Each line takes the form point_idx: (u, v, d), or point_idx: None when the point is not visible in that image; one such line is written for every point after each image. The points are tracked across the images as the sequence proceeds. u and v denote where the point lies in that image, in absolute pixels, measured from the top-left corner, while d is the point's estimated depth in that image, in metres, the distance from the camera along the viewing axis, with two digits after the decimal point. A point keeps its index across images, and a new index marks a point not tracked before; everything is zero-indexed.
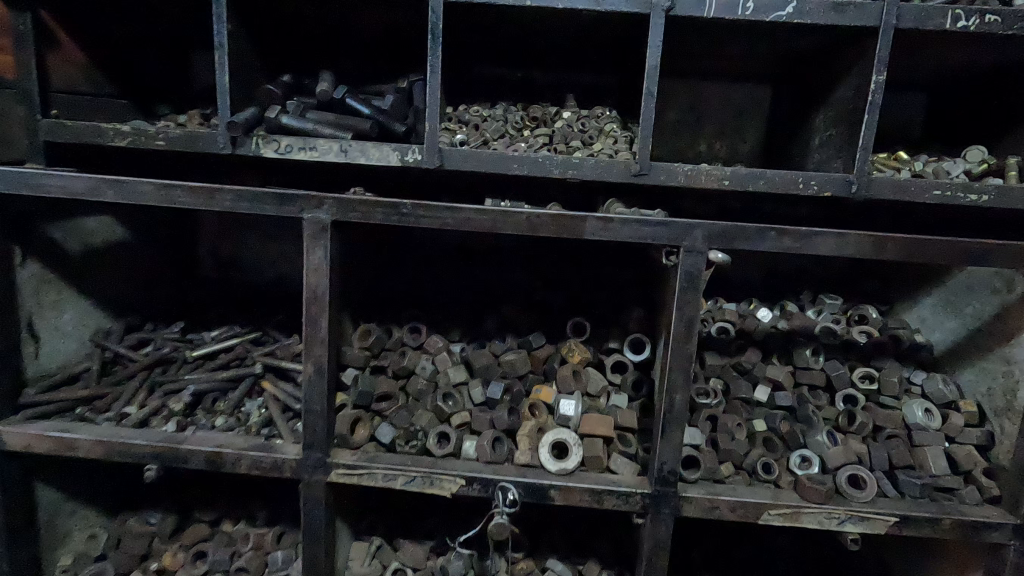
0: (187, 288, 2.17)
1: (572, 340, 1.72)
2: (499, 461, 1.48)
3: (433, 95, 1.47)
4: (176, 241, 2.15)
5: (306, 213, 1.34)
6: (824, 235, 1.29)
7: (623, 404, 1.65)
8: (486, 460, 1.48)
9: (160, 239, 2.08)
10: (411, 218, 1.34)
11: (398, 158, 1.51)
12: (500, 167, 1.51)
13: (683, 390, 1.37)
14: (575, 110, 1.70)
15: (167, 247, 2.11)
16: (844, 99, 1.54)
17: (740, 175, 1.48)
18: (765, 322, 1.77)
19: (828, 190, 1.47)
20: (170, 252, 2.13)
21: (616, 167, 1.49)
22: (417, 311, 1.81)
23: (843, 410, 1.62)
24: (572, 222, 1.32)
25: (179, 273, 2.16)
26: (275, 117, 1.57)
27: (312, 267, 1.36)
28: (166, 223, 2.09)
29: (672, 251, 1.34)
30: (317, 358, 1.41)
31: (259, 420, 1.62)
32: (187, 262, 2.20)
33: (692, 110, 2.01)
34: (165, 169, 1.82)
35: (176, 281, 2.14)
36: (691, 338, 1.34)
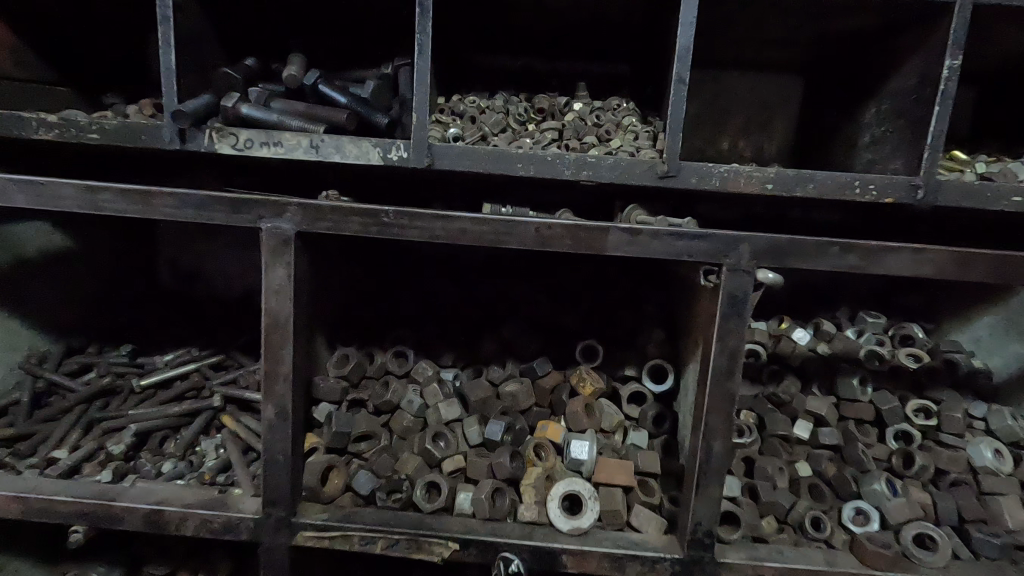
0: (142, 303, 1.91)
1: (584, 367, 1.48)
2: (500, 520, 1.24)
3: (422, 83, 1.24)
4: (130, 250, 1.89)
5: (264, 222, 1.09)
6: (897, 250, 1.06)
7: (642, 443, 1.42)
8: (484, 519, 1.23)
9: (109, 248, 1.82)
10: (394, 228, 1.09)
11: (380, 156, 1.28)
12: (502, 166, 1.27)
13: (724, 437, 1.14)
14: (587, 101, 1.47)
15: (121, 258, 1.85)
16: (903, 90, 1.32)
17: (785, 178, 1.25)
18: (803, 344, 1.54)
19: (890, 196, 1.24)
20: (124, 263, 1.86)
21: (640, 167, 1.26)
22: (405, 332, 1.59)
23: (896, 450, 1.40)
24: (591, 234, 1.08)
25: (132, 287, 1.90)
26: (232, 107, 1.30)
27: (272, 288, 1.11)
28: (121, 229, 1.82)
29: (712, 270, 1.12)
30: (279, 398, 1.15)
31: (215, 466, 1.37)
32: (142, 274, 1.94)
33: (714, 105, 1.78)
34: (110, 167, 1.56)
35: (128, 295, 1.88)
36: (734, 374, 1.12)
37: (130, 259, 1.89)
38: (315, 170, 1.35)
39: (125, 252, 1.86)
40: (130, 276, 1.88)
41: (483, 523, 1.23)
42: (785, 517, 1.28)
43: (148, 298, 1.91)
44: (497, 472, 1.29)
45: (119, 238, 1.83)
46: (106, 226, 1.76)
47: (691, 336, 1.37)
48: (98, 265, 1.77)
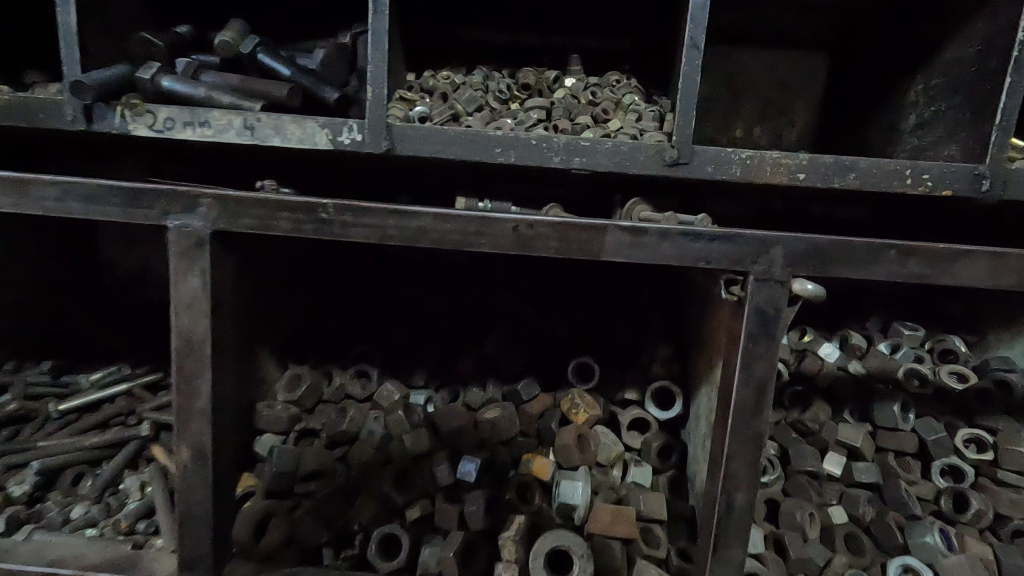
0: None
1: (576, 390, 1.26)
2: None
3: (379, 50, 1.03)
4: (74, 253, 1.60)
5: (170, 219, 0.86)
6: (970, 255, 0.85)
7: (645, 481, 1.20)
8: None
9: None
10: (335, 227, 0.86)
11: (328, 139, 1.05)
12: (476, 152, 1.05)
13: (748, 486, 0.92)
14: (581, 76, 1.25)
15: (63, 261, 1.57)
16: (961, 61, 1.10)
17: (820, 165, 1.03)
18: (830, 361, 1.30)
19: (948, 187, 1.02)
20: (67, 268, 1.58)
21: (644, 152, 1.03)
22: (370, 346, 1.36)
23: (946, 489, 1.19)
24: (584, 233, 0.86)
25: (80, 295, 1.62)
26: (151, 80, 1.08)
27: (183, 300, 0.88)
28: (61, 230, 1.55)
29: (735, 280, 0.90)
30: (196, 436, 0.93)
31: (134, 511, 1.15)
32: (90, 279, 1.66)
33: (727, 85, 1.54)
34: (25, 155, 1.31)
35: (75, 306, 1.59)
36: (763, 410, 0.90)
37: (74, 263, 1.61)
38: (253, 155, 1.13)
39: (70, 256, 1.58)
40: (72, 283, 1.60)
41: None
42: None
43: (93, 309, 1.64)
44: (470, 522, 1.07)
45: (61, 240, 1.55)
46: (42, 226, 1.48)
47: (705, 357, 1.15)
48: (40, 269, 1.50)
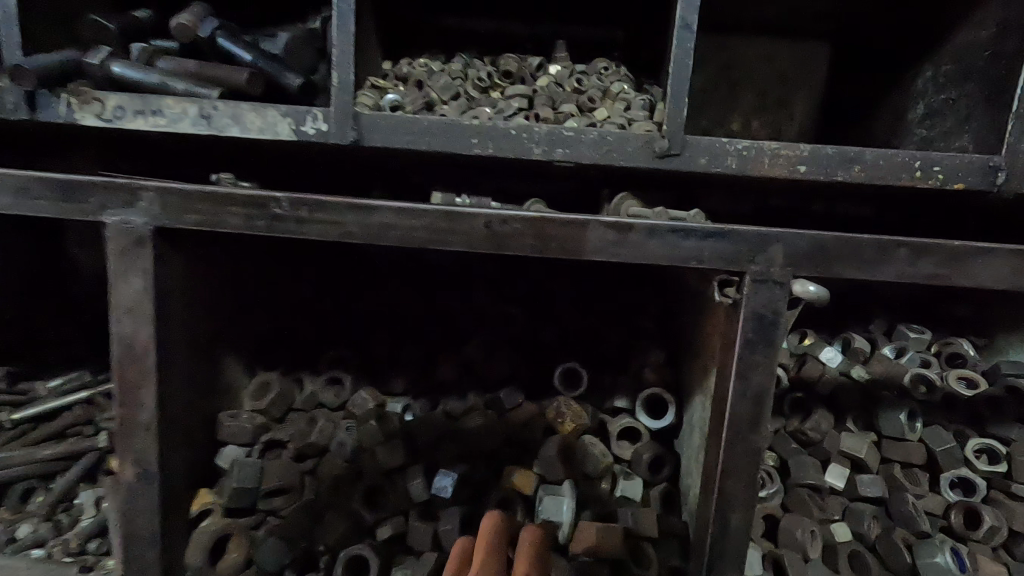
0: None
1: (562, 398, 1.18)
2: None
3: (344, 32, 0.95)
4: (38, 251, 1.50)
5: (108, 214, 0.78)
6: (987, 253, 0.77)
7: (636, 495, 1.12)
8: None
9: None
10: (290, 223, 0.78)
11: (290, 129, 0.97)
12: (450, 143, 0.97)
13: (744, 506, 0.85)
14: (567, 63, 1.17)
15: None
16: (976, 45, 1.02)
17: (823, 156, 0.95)
18: (833, 366, 1.21)
19: (961, 181, 0.94)
20: None
21: (632, 142, 0.96)
22: (344, 352, 1.28)
23: (957, 503, 1.11)
24: (564, 230, 0.78)
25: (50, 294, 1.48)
26: (99, 65, 1.00)
27: (125, 304, 0.80)
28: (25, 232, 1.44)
29: (730, 281, 0.82)
30: (142, 453, 0.85)
31: (87, 530, 1.07)
32: (64, 279, 1.51)
33: (724, 75, 1.46)
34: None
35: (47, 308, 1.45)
36: (761, 423, 0.82)
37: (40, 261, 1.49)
38: (213, 146, 1.05)
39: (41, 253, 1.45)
40: None
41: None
42: None
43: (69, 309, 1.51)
44: (449, 538, 1.01)
45: (28, 240, 1.41)
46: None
47: (699, 363, 1.07)
48: (7, 270, 1.36)
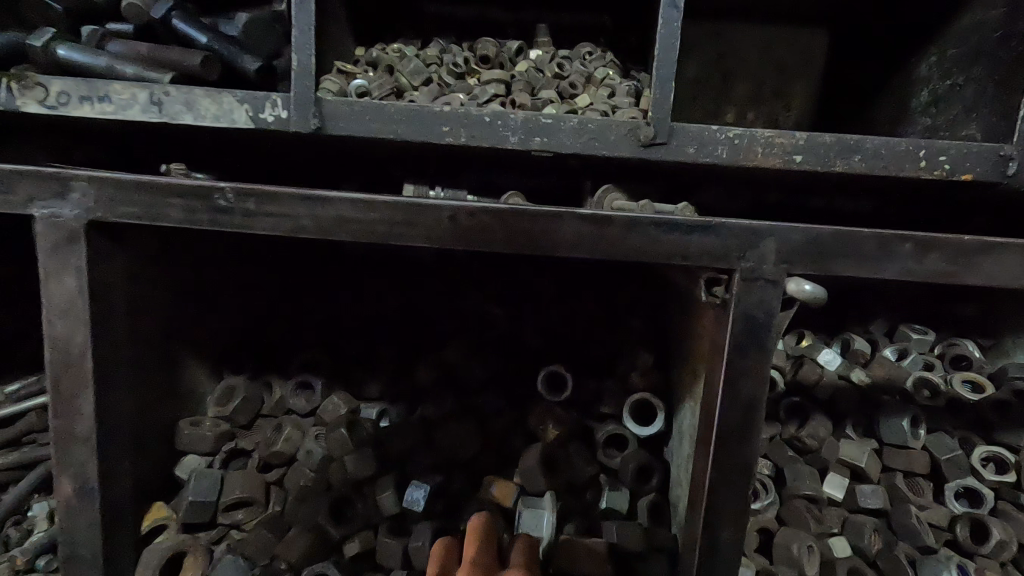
0: None
1: (544, 404, 1.12)
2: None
3: (304, 12, 0.88)
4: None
5: (37, 207, 0.72)
6: (999, 249, 0.71)
7: (622, 505, 1.05)
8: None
9: None
10: (236, 217, 0.72)
11: (247, 116, 0.90)
12: (418, 131, 0.90)
13: (735, 523, 0.78)
14: (548, 48, 1.10)
15: None
16: (986, 26, 0.96)
17: (820, 145, 0.88)
18: (831, 369, 1.15)
19: (969, 171, 0.88)
20: None
21: (614, 130, 0.89)
22: (315, 354, 1.22)
23: (964, 516, 1.04)
24: (537, 224, 0.71)
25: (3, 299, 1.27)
26: (43, 48, 0.93)
27: (56, 305, 0.73)
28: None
29: (719, 280, 0.75)
30: (80, 466, 0.78)
31: (35, 546, 1.00)
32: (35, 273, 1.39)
33: (718, 64, 1.39)
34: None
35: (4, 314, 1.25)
36: (752, 434, 0.75)
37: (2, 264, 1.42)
38: (168, 135, 0.98)
39: None
40: None
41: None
42: None
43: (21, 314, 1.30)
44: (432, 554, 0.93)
45: None
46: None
47: (688, 368, 1.01)
48: None
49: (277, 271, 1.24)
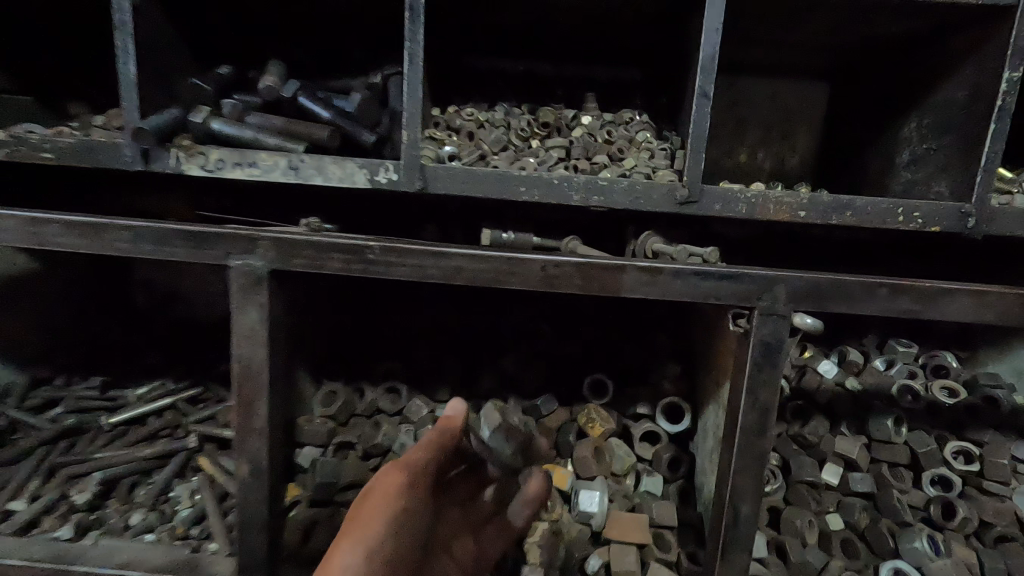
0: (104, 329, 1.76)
1: (593, 405, 1.35)
2: (543, 482, 1.11)
3: (413, 97, 1.11)
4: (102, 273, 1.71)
5: (232, 260, 0.96)
6: (957, 292, 0.94)
7: (657, 490, 1.29)
8: (534, 494, 1.10)
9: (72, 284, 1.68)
10: (380, 266, 0.96)
11: (366, 178, 1.14)
12: (503, 189, 1.13)
13: (752, 498, 1.02)
14: (596, 113, 1.34)
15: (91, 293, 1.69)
16: (952, 102, 1.18)
17: (820, 203, 1.12)
18: (830, 377, 1.41)
19: (938, 224, 1.10)
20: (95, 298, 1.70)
21: (657, 191, 1.12)
22: (397, 363, 1.46)
23: (936, 497, 1.27)
24: (605, 272, 0.95)
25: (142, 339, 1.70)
26: (202, 123, 1.17)
27: (243, 332, 0.98)
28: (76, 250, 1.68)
29: (742, 313, 0.99)
30: (253, 453, 1.03)
31: (188, 518, 1.25)
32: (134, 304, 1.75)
33: (733, 113, 1.62)
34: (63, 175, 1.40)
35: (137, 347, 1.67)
36: (764, 430, 0.99)
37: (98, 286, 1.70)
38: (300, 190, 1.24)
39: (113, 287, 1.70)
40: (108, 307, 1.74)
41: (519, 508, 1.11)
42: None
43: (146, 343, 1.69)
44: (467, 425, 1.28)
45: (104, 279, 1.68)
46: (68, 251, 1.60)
47: (712, 376, 1.24)
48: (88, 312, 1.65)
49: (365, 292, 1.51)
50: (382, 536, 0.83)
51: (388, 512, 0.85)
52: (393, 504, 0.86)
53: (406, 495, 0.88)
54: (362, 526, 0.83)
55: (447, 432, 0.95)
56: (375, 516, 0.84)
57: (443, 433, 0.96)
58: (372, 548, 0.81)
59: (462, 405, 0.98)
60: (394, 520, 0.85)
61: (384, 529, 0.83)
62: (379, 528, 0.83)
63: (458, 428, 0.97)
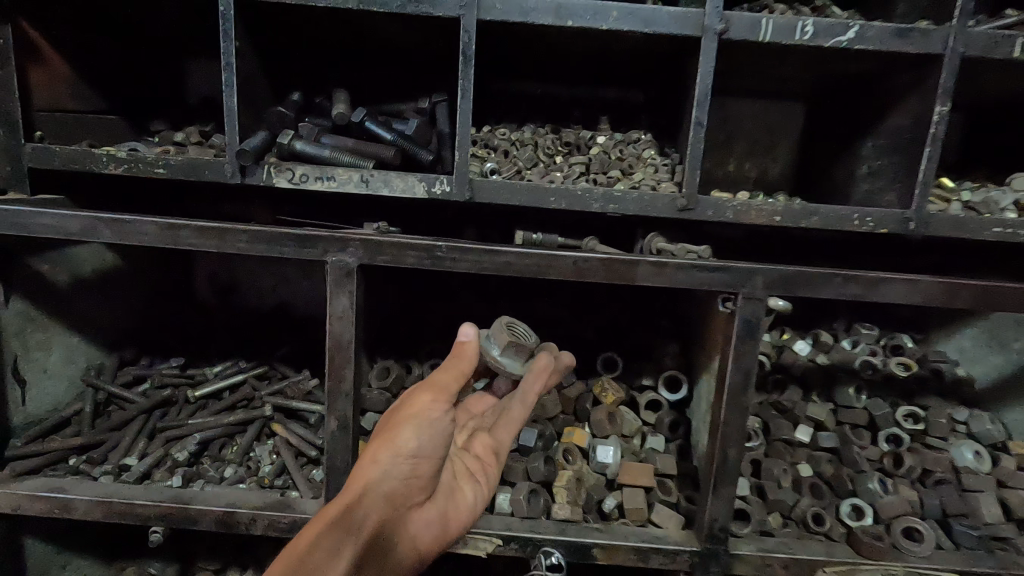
0: (172, 317, 2.00)
1: (606, 378, 1.62)
2: (547, 362, 1.14)
3: (464, 125, 1.33)
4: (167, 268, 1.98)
5: (330, 256, 1.21)
6: (894, 281, 1.21)
7: (660, 447, 1.56)
8: (539, 373, 1.13)
9: (148, 277, 1.92)
10: (446, 261, 1.22)
11: (425, 189, 1.38)
12: (537, 201, 1.38)
13: (737, 444, 1.29)
14: (609, 134, 1.62)
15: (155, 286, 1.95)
16: (899, 127, 1.45)
17: (792, 210, 1.39)
18: (803, 354, 1.68)
19: (886, 226, 1.37)
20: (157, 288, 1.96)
21: (662, 201, 1.37)
22: (439, 344, 1.72)
23: (888, 451, 1.55)
24: (623, 266, 1.22)
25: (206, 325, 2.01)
26: (287, 144, 1.42)
27: (336, 314, 1.24)
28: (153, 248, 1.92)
29: (729, 298, 1.26)
30: (340, 412, 1.29)
31: (272, 470, 1.51)
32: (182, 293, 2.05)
33: (723, 129, 1.88)
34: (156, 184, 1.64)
35: (207, 333, 1.96)
36: (746, 390, 1.26)
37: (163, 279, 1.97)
38: (375, 202, 1.63)
39: (166, 282, 1.99)
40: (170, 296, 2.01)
41: (525, 397, 1.13)
42: (789, 513, 1.44)
43: (216, 331, 1.96)
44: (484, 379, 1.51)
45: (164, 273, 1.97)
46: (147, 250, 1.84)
47: (705, 352, 1.51)
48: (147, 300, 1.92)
49: (414, 286, 1.83)
50: (409, 443, 0.95)
51: (413, 423, 0.96)
52: (418, 416, 0.96)
53: (429, 411, 0.97)
54: (390, 436, 0.95)
55: (460, 355, 1.03)
56: (402, 427, 0.96)
57: (457, 353, 1.03)
58: (399, 453, 0.94)
59: (472, 327, 1.04)
60: (418, 430, 0.95)
61: (407, 439, 0.95)
62: (405, 437, 0.95)
63: (471, 352, 1.04)
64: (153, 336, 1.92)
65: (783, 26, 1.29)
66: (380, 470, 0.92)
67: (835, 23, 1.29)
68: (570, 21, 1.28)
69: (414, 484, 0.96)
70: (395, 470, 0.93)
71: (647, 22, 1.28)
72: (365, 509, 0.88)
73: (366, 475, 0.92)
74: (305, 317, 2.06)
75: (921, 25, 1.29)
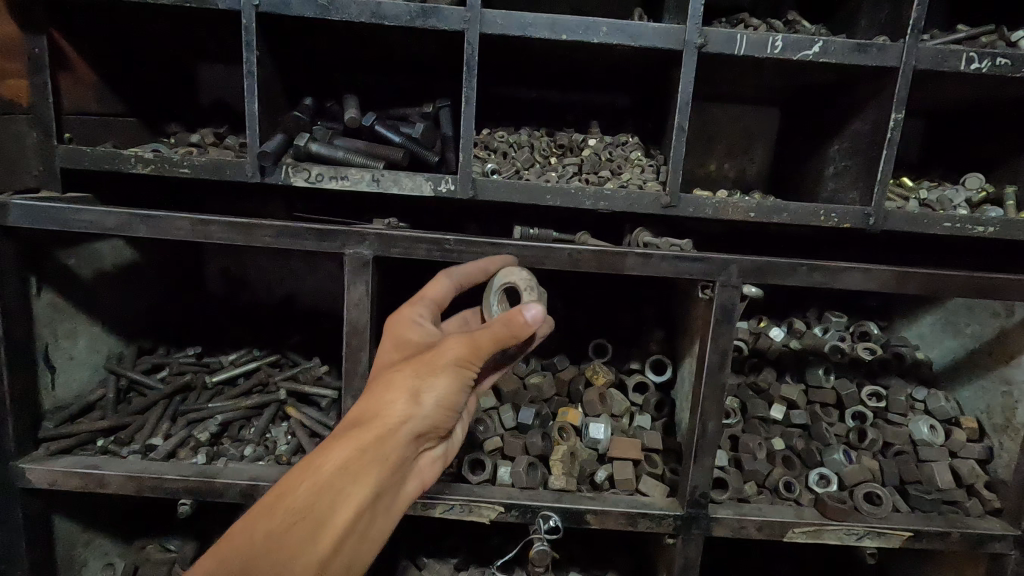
0: (185, 310, 2.11)
1: (597, 362, 1.76)
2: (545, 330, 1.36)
3: (468, 129, 1.45)
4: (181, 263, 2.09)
5: (347, 249, 1.34)
6: (853, 269, 1.36)
7: (647, 424, 1.69)
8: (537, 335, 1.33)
9: (162, 272, 2.02)
10: (454, 253, 1.35)
11: (431, 188, 1.50)
12: (534, 199, 1.51)
13: (716, 416, 1.43)
14: (600, 137, 1.76)
15: (170, 281, 2.06)
16: (860, 132, 1.60)
17: (766, 206, 1.53)
18: (778, 340, 1.79)
19: (848, 222, 1.52)
20: (170, 282, 2.07)
21: (648, 198, 1.51)
22: None
23: (853, 427, 1.71)
24: (613, 257, 1.35)
25: (219, 316, 2.12)
26: (305, 146, 1.54)
27: (353, 301, 1.36)
28: (169, 244, 2.02)
29: (707, 285, 1.40)
30: (356, 391, 1.40)
31: (288, 449, 1.62)
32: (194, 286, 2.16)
33: (704, 132, 2.03)
34: (176, 183, 1.75)
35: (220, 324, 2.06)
36: (721, 368, 1.41)
37: (178, 273, 2.08)
38: (387, 201, 1.78)
39: (178, 276, 2.09)
40: (182, 289, 2.12)
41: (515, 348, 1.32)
42: (764, 481, 1.59)
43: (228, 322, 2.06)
44: None
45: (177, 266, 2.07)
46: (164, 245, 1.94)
47: (687, 336, 1.65)
48: (159, 292, 2.02)
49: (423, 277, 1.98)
50: (442, 393, 1.07)
51: (450, 376, 1.08)
52: (455, 372, 1.07)
53: (464, 367, 1.08)
54: (425, 380, 1.06)
55: (511, 327, 1.09)
56: (439, 374, 1.07)
57: (512, 325, 1.09)
58: (431, 396, 1.06)
59: (539, 310, 1.10)
60: (453, 384, 1.08)
61: (443, 391, 1.07)
62: (443, 387, 1.07)
63: (523, 332, 1.10)
64: (168, 328, 2.02)
65: (755, 41, 1.43)
66: (414, 412, 1.05)
67: (801, 39, 1.43)
68: (565, 35, 1.41)
69: (438, 424, 1.10)
70: (426, 413, 1.06)
71: (633, 37, 1.41)
72: (394, 440, 1.02)
73: (401, 409, 1.04)
74: (313, 309, 2.18)
75: (878, 41, 1.43)
